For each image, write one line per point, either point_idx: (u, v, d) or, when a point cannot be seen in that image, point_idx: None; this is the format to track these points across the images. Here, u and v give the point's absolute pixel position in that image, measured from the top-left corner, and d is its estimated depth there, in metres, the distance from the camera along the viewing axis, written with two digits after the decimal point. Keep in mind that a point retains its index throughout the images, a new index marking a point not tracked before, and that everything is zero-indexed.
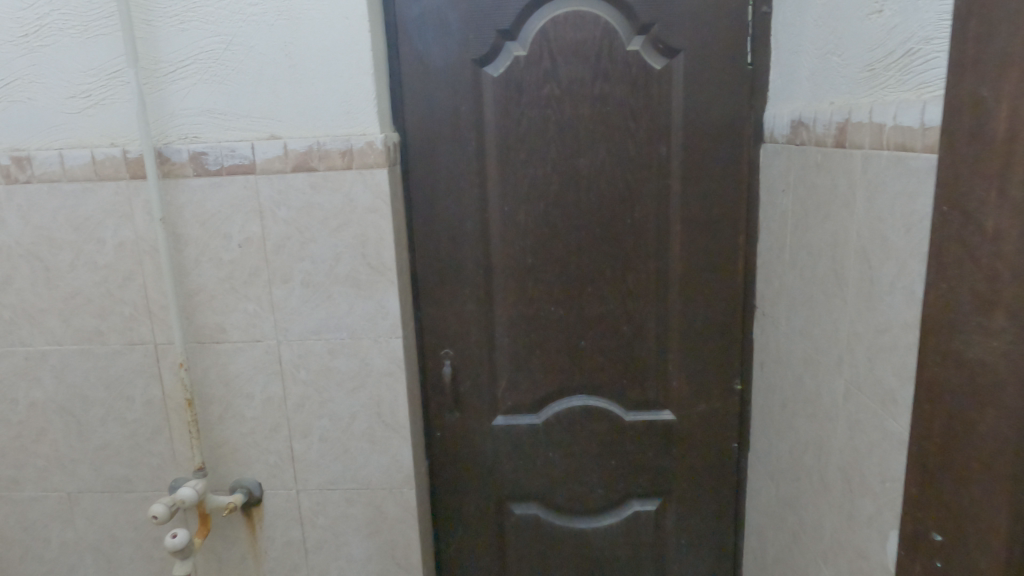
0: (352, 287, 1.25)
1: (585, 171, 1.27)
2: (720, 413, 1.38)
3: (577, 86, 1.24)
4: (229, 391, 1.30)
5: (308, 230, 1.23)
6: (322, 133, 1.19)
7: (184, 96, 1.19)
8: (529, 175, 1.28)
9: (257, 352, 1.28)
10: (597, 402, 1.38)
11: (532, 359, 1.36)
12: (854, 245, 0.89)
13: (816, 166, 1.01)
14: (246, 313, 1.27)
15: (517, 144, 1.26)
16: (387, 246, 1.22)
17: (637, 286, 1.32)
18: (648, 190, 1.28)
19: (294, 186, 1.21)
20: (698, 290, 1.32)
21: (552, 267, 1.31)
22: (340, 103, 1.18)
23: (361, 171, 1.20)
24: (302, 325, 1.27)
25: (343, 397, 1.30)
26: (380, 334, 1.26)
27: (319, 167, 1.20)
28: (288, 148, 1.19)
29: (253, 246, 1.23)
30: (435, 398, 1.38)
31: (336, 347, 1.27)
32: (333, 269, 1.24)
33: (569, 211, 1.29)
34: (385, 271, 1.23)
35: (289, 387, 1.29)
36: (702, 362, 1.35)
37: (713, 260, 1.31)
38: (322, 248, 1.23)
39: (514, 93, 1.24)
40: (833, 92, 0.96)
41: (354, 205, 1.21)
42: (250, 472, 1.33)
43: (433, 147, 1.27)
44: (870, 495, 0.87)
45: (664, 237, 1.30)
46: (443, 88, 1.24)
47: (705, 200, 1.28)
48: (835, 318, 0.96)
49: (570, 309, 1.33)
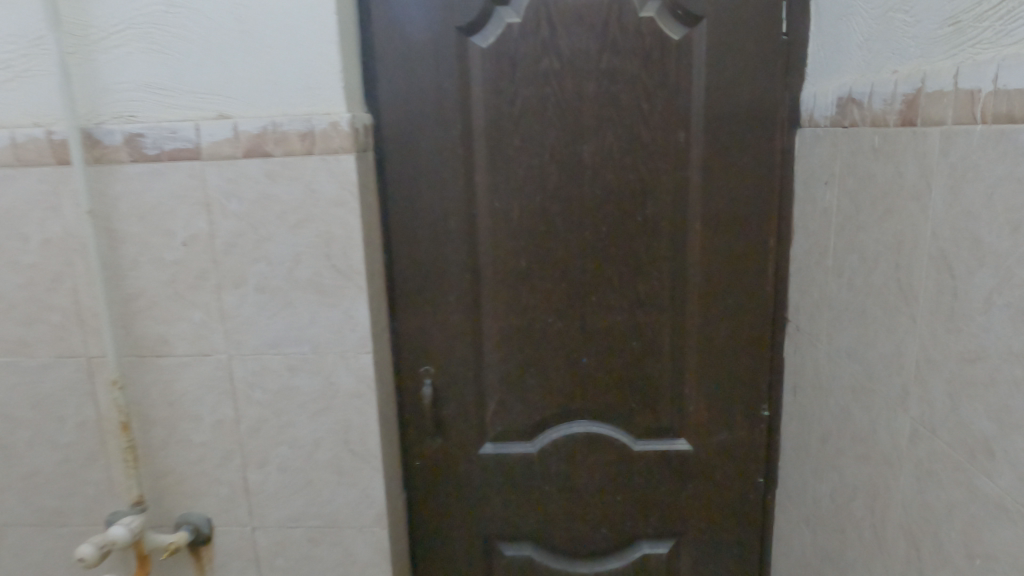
0: (315, 294, 1.06)
1: (589, 161, 1.09)
2: (745, 443, 1.19)
3: (580, 60, 1.05)
4: (174, 413, 1.12)
5: (263, 226, 1.04)
6: (279, 112, 1.01)
7: (118, 68, 1.01)
8: (524, 164, 1.09)
9: (205, 368, 1.10)
10: (603, 430, 1.19)
11: (526, 379, 1.17)
12: (927, 248, 0.70)
13: (872, 152, 0.83)
14: (192, 322, 1.09)
15: (510, 128, 1.08)
16: (356, 246, 1.04)
17: (649, 295, 1.13)
18: (664, 183, 1.09)
19: (246, 174, 1.03)
20: (720, 300, 1.13)
21: (550, 272, 1.13)
22: (301, 77, 1.00)
23: (324, 157, 1.01)
24: (257, 337, 1.08)
25: (305, 420, 1.11)
26: (347, 348, 1.08)
27: (276, 152, 1.02)
28: (239, 129, 1.01)
29: (200, 244, 1.06)
30: (414, 421, 1.20)
31: (297, 363, 1.09)
32: (292, 272, 1.06)
33: (571, 206, 1.10)
34: (352, 274, 1.05)
35: (243, 409, 1.11)
36: (724, 384, 1.16)
37: (738, 264, 1.12)
38: (280, 248, 1.05)
39: (507, 67, 1.06)
40: (898, 58, 0.77)
41: (317, 197, 1.03)
42: (199, 505, 1.16)
43: (413, 131, 1.09)
44: (949, 567, 0.68)
45: (682, 239, 1.12)
46: (424, 61, 1.06)
47: (730, 196, 1.09)
48: (898, 340, 0.77)
49: (571, 322, 1.15)
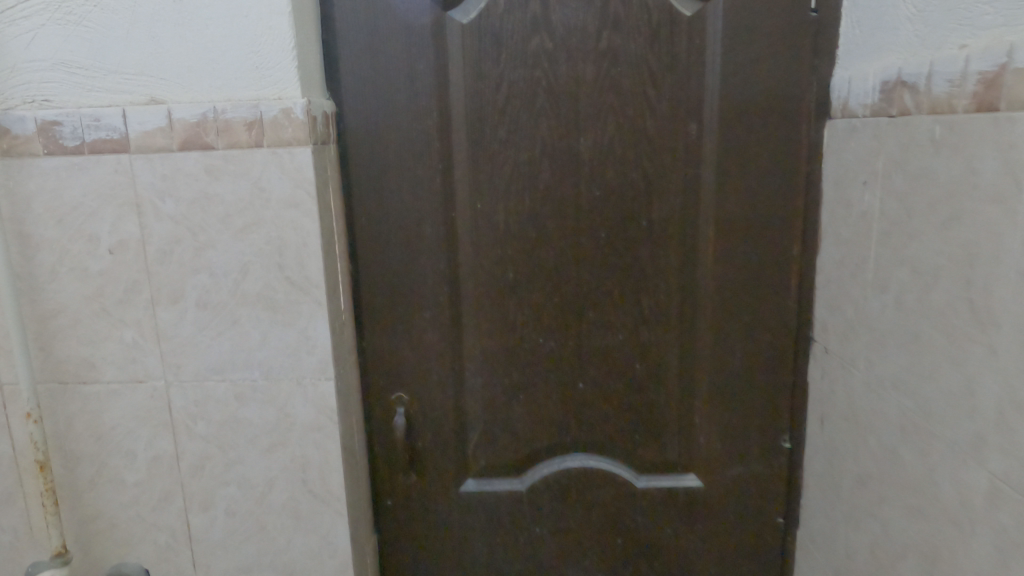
0: (266, 311, 0.91)
1: (587, 156, 0.94)
2: (762, 480, 1.04)
3: (575, 38, 0.91)
4: (102, 448, 0.96)
5: (204, 231, 0.89)
6: (221, 97, 0.86)
7: (28, 43, 0.85)
8: (511, 160, 0.94)
9: (139, 397, 0.94)
10: (601, 464, 1.04)
11: (513, 407, 1.02)
12: (1017, 266, 0.57)
13: (930, 145, 0.68)
14: (121, 343, 0.93)
15: (494, 118, 0.93)
16: (314, 256, 0.89)
17: (654, 311, 0.99)
18: (672, 183, 0.95)
19: (183, 170, 0.87)
20: (734, 317, 0.99)
21: (541, 285, 0.98)
22: (246, 55, 0.85)
23: (275, 150, 0.86)
24: (198, 360, 0.93)
25: (256, 457, 0.95)
26: (304, 374, 0.92)
27: (217, 144, 0.86)
28: (173, 117, 0.85)
29: (130, 252, 0.90)
30: (385, 455, 1.04)
31: (246, 392, 0.93)
32: (239, 285, 0.90)
33: (566, 209, 0.96)
34: (310, 288, 0.90)
35: (183, 444, 0.95)
36: (738, 413, 1.02)
37: (756, 277, 0.98)
38: (224, 256, 0.89)
39: (491, 47, 0.91)
40: (966, 30, 0.63)
41: (266, 197, 0.87)
42: (135, 554, 1.00)
43: (381, 120, 0.93)
44: None
45: (692, 248, 0.97)
46: (394, 39, 0.91)
47: (747, 198, 0.95)
48: (970, 375, 0.63)
49: (565, 342, 1.00)
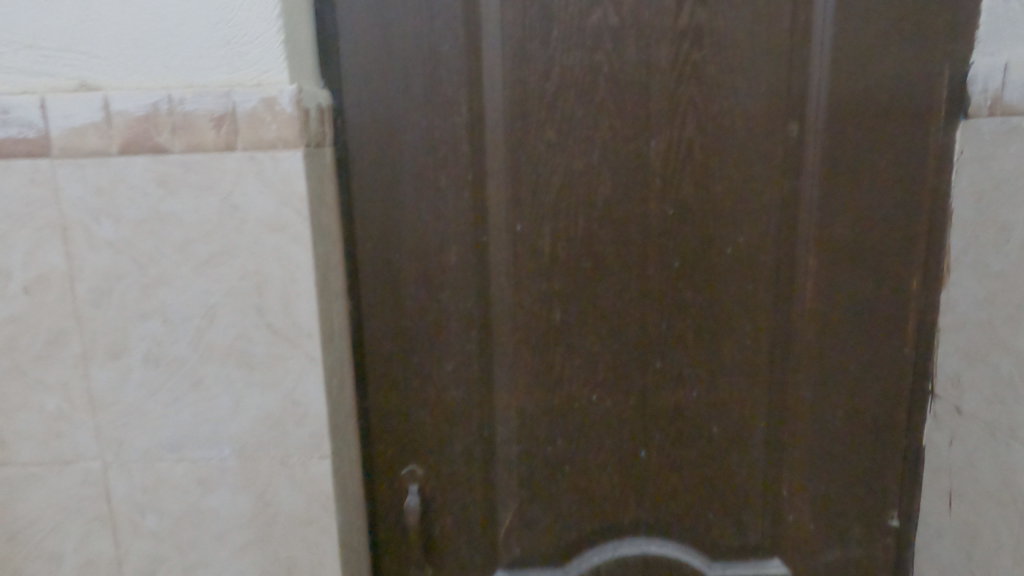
0: (240, 368, 0.68)
1: (658, 165, 0.74)
2: (862, 567, 0.84)
3: (647, 12, 0.70)
4: (16, 550, 0.72)
5: (155, 263, 0.66)
6: (179, 82, 0.63)
7: None
8: (561, 169, 0.73)
9: (66, 483, 0.70)
10: (664, 549, 0.83)
11: (556, 481, 0.81)
12: None
13: None
14: (41, 413, 0.69)
15: (540, 114, 0.72)
16: (306, 297, 0.67)
17: (736, 361, 0.79)
18: (763, 199, 0.75)
19: (127, 181, 0.64)
20: (836, 368, 0.79)
21: (596, 328, 0.77)
22: (213, 23, 0.62)
23: (253, 155, 0.64)
24: (148, 434, 0.69)
25: (225, 559, 0.72)
26: (291, 450, 0.70)
27: (173, 146, 0.63)
28: (112, 109, 0.63)
29: (53, 291, 0.66)
30: (393, 543, 0.82)
31: (212, 475, 0.70)
32: (203, 335, 0.67)
33: (629, 233, 0.75)
34: (299, 338, 0.67)
35: (128, 543, 0.72)
36: (835, 486, 0.82)
37: (866, 318, 0.77)
38: (183, 297, 0.66)
39: (538, 21, 0.70)
40: None
41: (242, 218, 0.65)
42: None
43: (392, 118, 0.72)
44: None
45: (786, 282, 0.77)
46: (411, 11, 0.70)
47: (857, 218, 0.75)
48: None
49: (624, 400, 0.79)
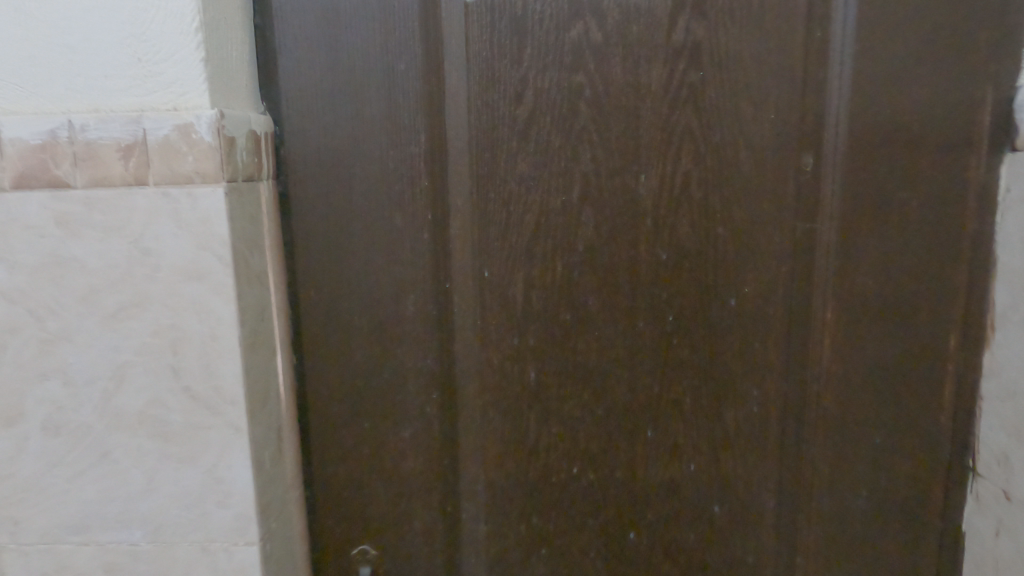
0: (154, 439, 0.58)
1: (649, 203, 0.63)
2: None
3: (636, 27, 0.61)
4: None
5: (55, 316, 0.56)
6: (84, 107, 0.54)
7: None
8: (536, 208, 0.63)
9: None
10: None
11: (531, 565, 0.70)
12: None
13: None
14: None
15: (511, 145, 0.62)
16: (229, 357, 0.57)
17: (741, 430, 0.68)
18: (772, 243, 0.64)
19: (21, 220, 0.55)
20: (859, 441, 0.67)
21: (577, 390, 0.67)
22: (121, 38, 0.53)
23: (167, 191, 0.54)
24: (48, 514, 0.59)
25: None
26: (213, 534, 0.59)
27: (74, 181, 0.54)
28: (5, 137, 0.54)
29: None
30: None
31: (121, 562, 0.60)
32: (111, 400, 0.57)
33: (616, 281, 0.65)
34: (221, 405, 0.57)
35: None
36: None
37: (895, 383, 0.66)
38: (87, 356, 0.57)
39: (509, 38, 0.61)
40: None
41: (155, 265, 0.55)
42: None
43: (340, 148, 0.62)
44: None
45: (801, 339, 0.66)
46: (362, 26, 0.60)
47: (885, 266, 0.64)
48: None
49: (609, 473, 0.68)
